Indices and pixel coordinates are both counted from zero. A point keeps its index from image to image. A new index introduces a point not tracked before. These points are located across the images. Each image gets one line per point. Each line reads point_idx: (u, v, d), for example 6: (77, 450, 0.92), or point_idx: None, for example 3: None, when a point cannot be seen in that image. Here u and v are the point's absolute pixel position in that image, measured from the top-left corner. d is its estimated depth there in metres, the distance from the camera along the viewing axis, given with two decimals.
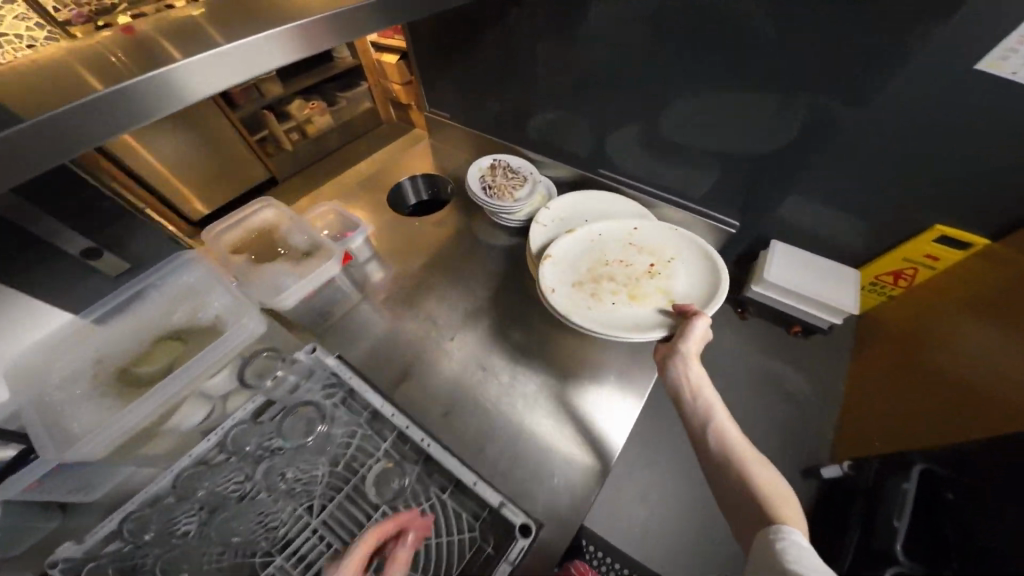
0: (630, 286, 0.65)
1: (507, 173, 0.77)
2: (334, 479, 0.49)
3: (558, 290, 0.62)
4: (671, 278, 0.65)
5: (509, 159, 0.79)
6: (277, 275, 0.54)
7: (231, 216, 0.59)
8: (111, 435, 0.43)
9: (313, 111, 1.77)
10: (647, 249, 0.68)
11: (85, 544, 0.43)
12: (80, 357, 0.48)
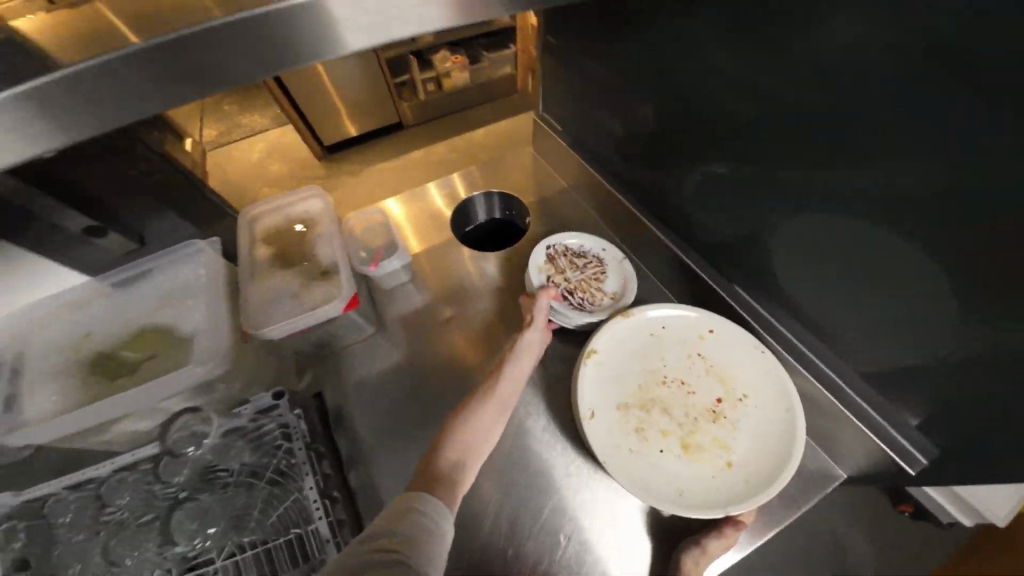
0: (685, 429, 0.42)
1: (573, 259, 0.57)
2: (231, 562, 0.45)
3: (594, 417, 0.43)
4: (741, 430, 0.42)
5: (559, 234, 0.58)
6: (269, 299, 0.49)
7: (272, 205, 0.56)
8: (59, 425, 0.45)
9: (455, 65, 1.58)
10: (720, 372, 0.45)
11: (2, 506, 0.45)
12: (75, 323, 0.52)
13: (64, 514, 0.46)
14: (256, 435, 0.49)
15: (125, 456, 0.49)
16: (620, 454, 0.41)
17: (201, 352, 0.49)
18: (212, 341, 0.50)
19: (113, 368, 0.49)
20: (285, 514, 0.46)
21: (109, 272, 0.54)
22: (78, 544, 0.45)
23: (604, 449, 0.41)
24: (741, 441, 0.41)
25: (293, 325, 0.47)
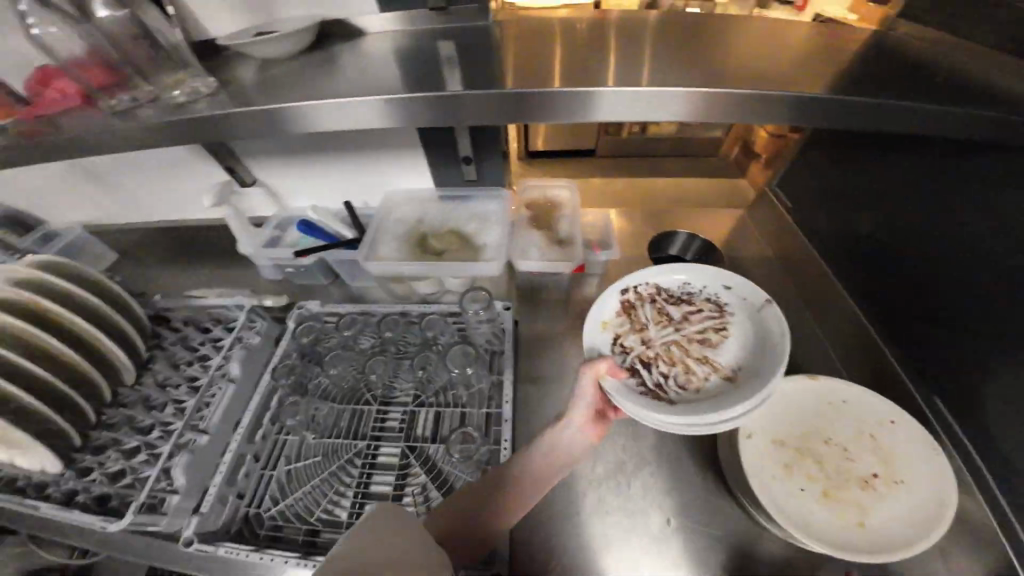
0: (834, 483, 0.49)
1: (666, 316, 0.63)
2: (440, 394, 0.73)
3: (748, 439, 0.52)
4: (893, 506, 0.47)
5: (651, 275, 0.67)
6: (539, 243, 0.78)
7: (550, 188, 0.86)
8: (396, 263, 0.77)
9: None
10: (882, 455, 0.50)
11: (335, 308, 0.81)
12: (414, 212, 0.87)
13: (360, 326, 0.79)
14: (479, 332, 0.77)
15: (406, 311, 0.81)
16: (766, 476, 0.50)
17: (487, 257, 0.76)
18: (495, 253, 0.76)
19: (438, 246, 0.80)
20: (481, 389, 0.72)
21: (446, 188, 0.88)
22: (363, 345, 0.78)
23: (751, 465, 0.50)
24: (889, 515, 0.46)
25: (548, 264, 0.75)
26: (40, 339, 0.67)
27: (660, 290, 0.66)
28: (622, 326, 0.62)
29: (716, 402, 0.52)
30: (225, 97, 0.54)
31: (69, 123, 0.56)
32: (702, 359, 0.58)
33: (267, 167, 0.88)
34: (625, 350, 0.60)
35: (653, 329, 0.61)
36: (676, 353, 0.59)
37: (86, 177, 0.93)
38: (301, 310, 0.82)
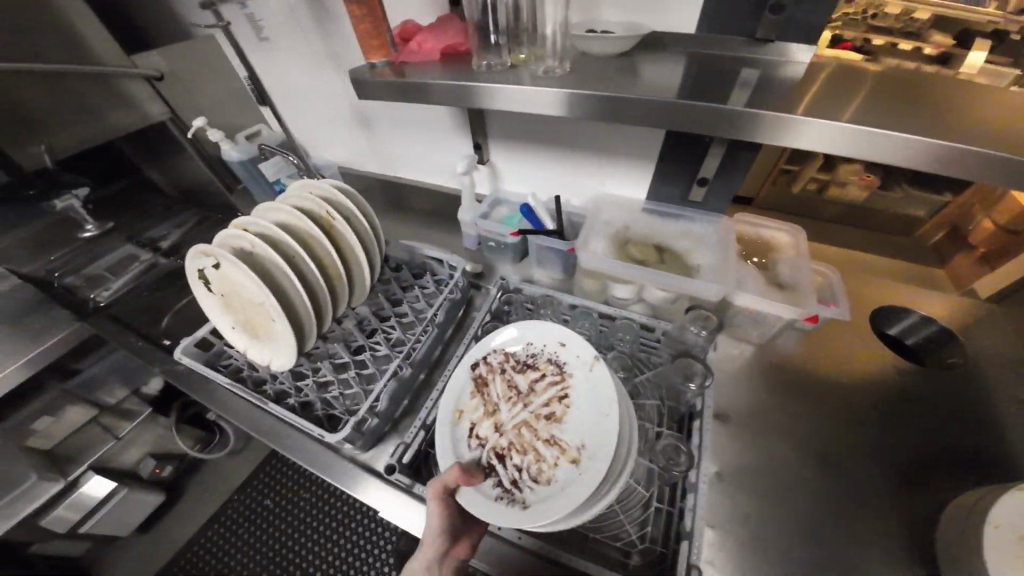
0: None
1: (507, 395, 0.76)
2: (615, 387, 0.77)
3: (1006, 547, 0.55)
4: None
5: (476, 353, 0.80)
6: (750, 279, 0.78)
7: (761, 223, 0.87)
8: (598, 261, 0.82)
9: None
10: None
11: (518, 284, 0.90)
12: (623, 215, 0.90)
13: (544, 307, 0.89)
14: (663, 354, 0.81)
15: (593, 309, 0.86)
16: None
17: (703, 278, 0.75)
18: (710, 277, 0.75)
19: (646, 255, 0.81)
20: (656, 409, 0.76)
21: (657, 204, 0.90)
22: (544, 324, 0.88)
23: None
24: None
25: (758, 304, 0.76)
26: (327, 250, 0.81)
27: (495, 358, 0.79)
28: (475, 411, 0.74)
29: (552, 484, 0.64)
30: (557, 79, 0.61)
31: (420, 73, 0.69)
32: (550, 442, 0.69)
33: (500, 147, 1.03)
34: (478, 440, 0.71)
35: (487, 417, 0.73)
36: (524, 440, 0.70)
37: (357, 122, 1.15)
38: (505, 284, 0.91)
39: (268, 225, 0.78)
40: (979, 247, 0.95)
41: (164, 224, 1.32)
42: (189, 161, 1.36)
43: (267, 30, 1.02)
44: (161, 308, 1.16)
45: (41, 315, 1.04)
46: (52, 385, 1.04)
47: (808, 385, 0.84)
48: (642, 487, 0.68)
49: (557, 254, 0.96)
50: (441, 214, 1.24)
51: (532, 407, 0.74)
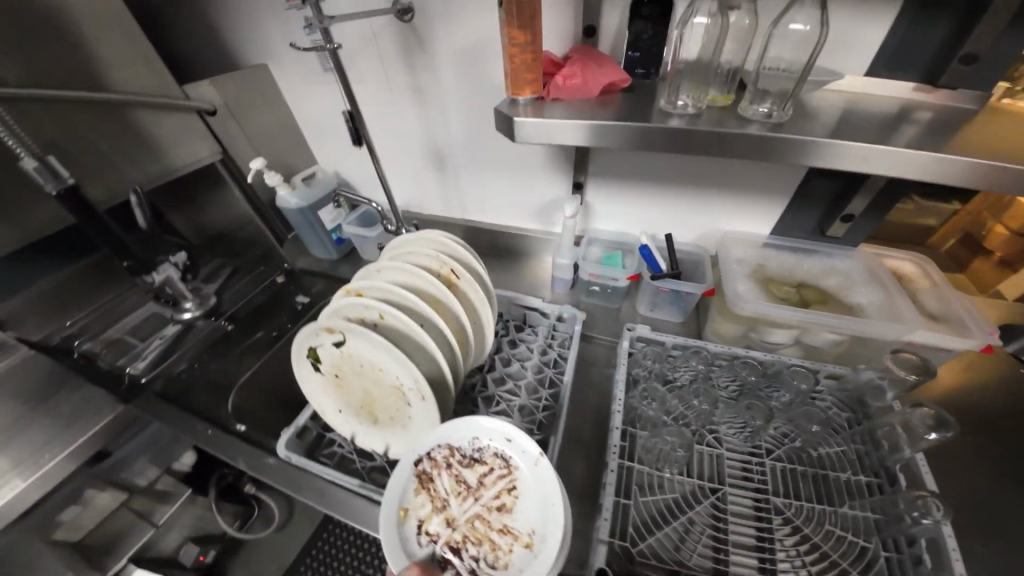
0: None
1: (458, 486, 0.63)
2: (793, 442, 0.71)
3: None
4: None
5: (441, 434, 0.65)
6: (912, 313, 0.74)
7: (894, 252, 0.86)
8: (754, 306, 0.75)
9: None
10: None
11: (651, 334, 0.83)
12: (752, 253, 0.86)
13: (685, 357, 0.81)
14: (826, 394, 0.76)
15: (744, 354, 0.80)
16: None
17: (870, 316, 0.73)
18: (877, 314, 0.73)
19: (797, 295, 0.77)
20: (842, 452, 0.69)
21: (786, 237, 0.87)
22: (690, 374, 0.80)
23: None
24: None
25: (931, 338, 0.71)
26: (452, 314, 0.72)
27: (456, 447, 0.65)
28: (422, 507, 0.61)
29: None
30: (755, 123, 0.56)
31: (580, 109, 0.62)
32: (504, 531, 0.59)
33: (600, 187, 0.96)
34: (431, 536, 0.59)
35: (448, 511, 0.61)
36: (482, 530, 0.60)
37: (432, 163, 1.07)
38: (634, 331, 0.83)
39: (390, 292, 0.70)
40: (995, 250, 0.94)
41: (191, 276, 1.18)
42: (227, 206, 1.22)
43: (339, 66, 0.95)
44: (220, 382, 1.04)
45: (61, 399, 0.84)
46: (84, 473, 0.81)
47: (966, 418, 0.81)
48: (861, 539, 0.60)
49: (680, 298, 0.89)
50: (520, 253, 1.17)
51: (479, 499, 0.63)
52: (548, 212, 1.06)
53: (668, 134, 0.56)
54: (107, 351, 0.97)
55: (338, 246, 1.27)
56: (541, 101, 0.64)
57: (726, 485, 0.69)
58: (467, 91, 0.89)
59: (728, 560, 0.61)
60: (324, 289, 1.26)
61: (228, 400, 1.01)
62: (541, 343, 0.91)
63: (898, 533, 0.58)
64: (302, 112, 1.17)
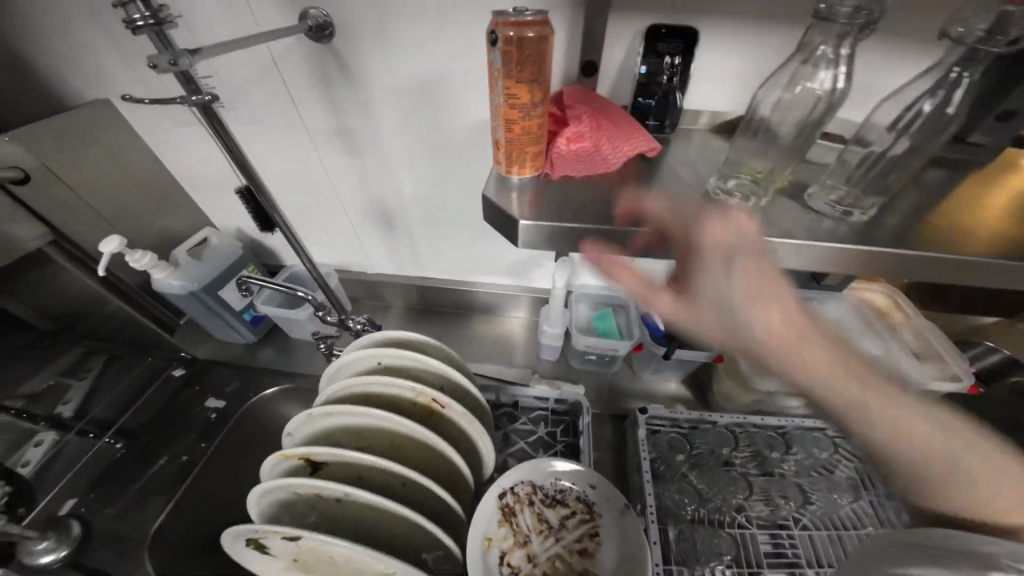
0: None
1: (540, 521, 0.63)
2: (817, 518, 0.72)
3: None
4: None
5: (528, 472, 0.65)
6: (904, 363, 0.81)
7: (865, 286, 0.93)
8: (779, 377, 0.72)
9: None
10: None
11: (665, 412, 0.76)
12: None
13: (700, 433, 0.76)
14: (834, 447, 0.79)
15: (757, 421, 0.77)
16: None
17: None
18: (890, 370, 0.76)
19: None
20: (859, 506, 0.73)
21: (780, 287, 0.86)
22: (708, 447, 0.76)
23: None
24: None
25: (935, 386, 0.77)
26: (439, 455, 0.56)
27: (539, 484, 0.64)
28: (505, 540, 0.61)
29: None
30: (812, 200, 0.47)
31: (587, 186, 0.46)
32: None
33: None
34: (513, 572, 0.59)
35: (529, 547, 0.61)
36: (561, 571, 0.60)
37: (377, 219, 0.86)
38: (646, 414, 0.76)
39: (349, 455, 0.51)
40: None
41: (47, 370, 0.92)
42: (71, 281, 0.89)
43: (227, 96, 0.70)
44: (124, 538, 0.80)
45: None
46: None
47: None
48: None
49: (684, 362, 0.83)
50: (493, 311, 1.00)
51: (561, 536, 0.62)
52: (525, 268, 0.91)
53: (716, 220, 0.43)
54: None
55: (256, 328, 0.97)
56: (546, 178, 0.46)
57: (765, 569, 0.67)
58: (419, 141, 0.70)
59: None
60: (241, 386, 0.98)
61: (141, 563, 0.77)
62: (542, 434, 0.78)
63: None
64: (178, 158, 0.86)
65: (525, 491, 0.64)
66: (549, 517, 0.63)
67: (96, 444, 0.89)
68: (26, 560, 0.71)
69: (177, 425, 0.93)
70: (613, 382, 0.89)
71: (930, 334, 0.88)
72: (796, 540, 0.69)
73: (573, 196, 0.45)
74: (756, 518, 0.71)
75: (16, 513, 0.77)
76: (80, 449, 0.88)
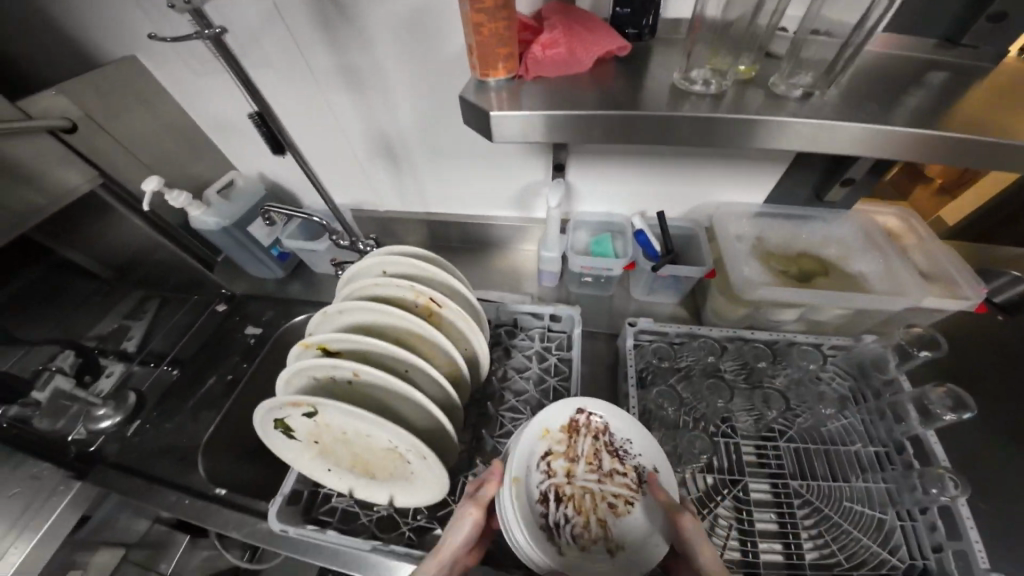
0: None
1: (592, 455, 0.64)
2: (804, 430, 0.74)
3: None
4: None
5: (619, 413, 0.65)
6: (909, 276, 0.76)
7: (878, 208, 0.88)
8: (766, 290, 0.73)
9: None
10: None
11: (654, 326, 0.79)
12: (745, 226, 0.85)
13: (688, 348, 0.78)
14: (829, 366, 0.79)
15: (748, 336, 0.78)
16: None
17: (876, 287, 0.76)
18: (882, 284, 0.76)
19: (806, 269, 0.78)
20: (849, 424, 0.73)
21: (779, 207, 0.86)
22: (698, 361, 0.77)
23: None
24: None
25: (939, 303, 0.74)
26: (440, 350, 0.64)
27: (611, 427, 0.65)
28: (557, 446, 0.63)
29: (584, 555, 0.57)
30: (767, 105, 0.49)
31: (559, 84, 0.50)
32: (602, 527, 0.60)
33: (583, 165, 0.86)
34: (547, 473, 0.62)
35: (573, 465, 0.63)
36: (586, 502, 0.61)
37: (381, 155, 0.90)
38: (636, 327, 0.79)
39: (360, 344, 0.59)
40: (934, 178, 0.96)
41: (111, 315, 1.05)
42: (125, 229, 1.00)
43: (235, 41, 0.73)
44: (179, 445, 0.93)
45: (10, 479, 0.79)
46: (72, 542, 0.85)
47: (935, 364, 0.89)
48: (876, 510, 0.64)
49: (676, 281, 0.86)
50: (498, 243, 1.06)
51: (602, 478, 0.63)
52: (525, 197, 0.95)
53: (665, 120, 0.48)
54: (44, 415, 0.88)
55: (283, 263, 1.07)
56: (519, 80, 0.50)
57: (745, 472, 0.70)
58: (412, 70, 0.73)
59: (757, 549, 0.64)
60: (276, 315, 1.10)
61: (195, 464, 0.90)
62: (538, 347, 0.85)
63: (912, 501, 0.62)
64: (200, 106, 0.92)
65: (598, 425, 0.65)
66: (603, 458, 0.63)
67: (156, 372, 1.03)
68: (92, 423, 0.93)
69: (224, 349, 1.07)
70: (609, 307, 0.94)
71: (945, 255, 0.83)
72: (778, 445, 0.72)
73: (546, 97, 0.48)
74: (740, 423, 0.74)
75: (84, 378, 0.95)
76: (143, 378, 1.01)
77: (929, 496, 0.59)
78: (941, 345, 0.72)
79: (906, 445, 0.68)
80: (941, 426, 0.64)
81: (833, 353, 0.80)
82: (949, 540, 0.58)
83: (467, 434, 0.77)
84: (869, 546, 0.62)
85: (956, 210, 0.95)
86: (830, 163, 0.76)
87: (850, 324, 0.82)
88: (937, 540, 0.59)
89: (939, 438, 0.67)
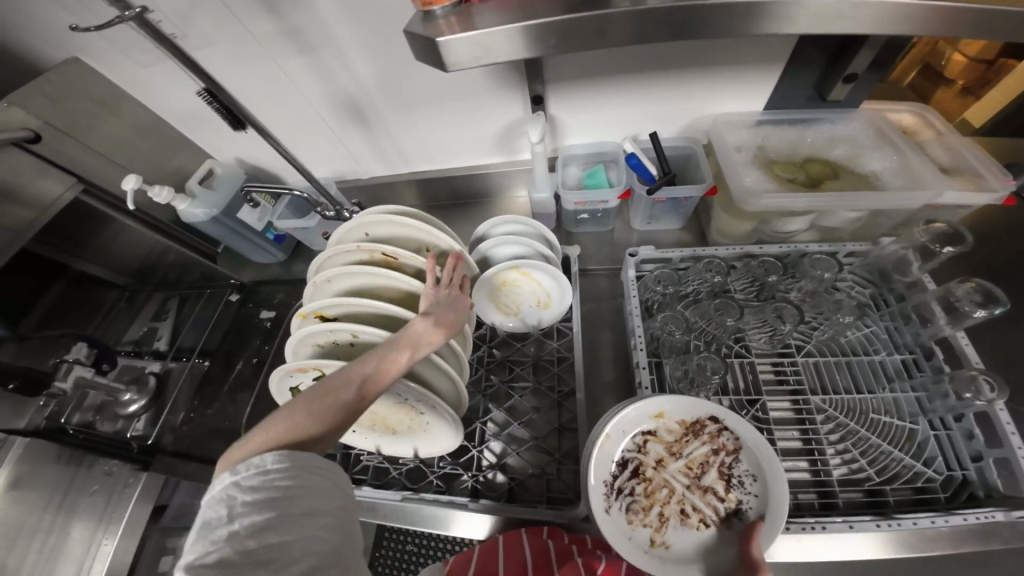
0: None
1: (697, 464, 0.61)
2: (822, 344, 0.72)
3: None
4: None
5: (757, 452, 0.59)
6: (929, 169, 0.71)
7: (893, 103, 0.81)
8: (767, 203, 0.69)
9: None
10: None
11: (656, 253, 0.76)
12: (745, 135, 0.79)
13: (693, 272, 0.76)
14: (847, 275, 0.75)
15: (757, 249, 0.75)
16: None
17: (890, 184, 0.71)
18: (896, 179, 0.71)
19: (813, 173, 0.73)
20: (871, 333, 0.71)
21: (781, 111, 0.79)
22: (702, 282, 0.76)
23: None
24: None
25: (965, 194, 0.69)
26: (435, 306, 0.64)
27: (740, 454, 0.60)
28: (670, 434, 0.62)
29: (626, 528, 0.58)
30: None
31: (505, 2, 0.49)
32: (661, 525, 0.58)
33: (563, 97, 0.80)
34: (640, 449, 0.62)
35: (669, 458, 0.61)
36: (660, 493, 0.60)
37: (352, 118, 0.87)
38: (637, 257, 0.77)
39: (354, 306, 0.60)
40: (958, 79, 0.92)
41: (140, 320, 1.16)
42: (131, 237, 1.02)
43: (169, 20, 0.67)
44: (222, 429, 0.99)
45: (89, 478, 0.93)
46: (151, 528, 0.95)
47: (973, 257, 0.82)
48: (906, 421, 0.64)
49: (677, 204, 0.82)
50: (492, 194, 1.03)
51: (692, 488, 0.60)
52: (507, 140, 0.91)
53: (620, 20, 0.46)
54: (100, 418, 1.01)
55: (281, 245, 1.09)
56: (467, 3, 0.49)
57: (761, 391, 0.70)
58: (359, 18, 0.68)
59: None
60: (286, 295, 1.12)
61: None
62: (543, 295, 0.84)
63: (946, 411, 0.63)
64: (161, 100, 0.89)
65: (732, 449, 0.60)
66: (703, 473, 0.60)
67: (189, 365, 1.08)
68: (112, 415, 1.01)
69: (244, 334, 1.10)
70: (609, 243, 0.91)
71: (966, 145, 0.76)
72: (796, 361, 0.71)
73: (494, 22, 0.46)
74: (753, 342, 0.73)
75: (101, 368, 0.96)
76: (178, 374, 1.07)
77: (962, 403, 0.60)
78: (967, 238, 0.68)
79: (931, 351, 0.67)
80: (970, 324, 0.63)
81: (849, 260, 0.76)
82: (990, 447, 0.60)
83: (479, 384, 0.81)
84: (904, 461, 0.63)
85: (981, 111, 0.93)
86: (830, 55, 0.70)
87: (870, 227, 0.77)
88: (976, 448, 0.60)
89: (969, 339, 0.65)
